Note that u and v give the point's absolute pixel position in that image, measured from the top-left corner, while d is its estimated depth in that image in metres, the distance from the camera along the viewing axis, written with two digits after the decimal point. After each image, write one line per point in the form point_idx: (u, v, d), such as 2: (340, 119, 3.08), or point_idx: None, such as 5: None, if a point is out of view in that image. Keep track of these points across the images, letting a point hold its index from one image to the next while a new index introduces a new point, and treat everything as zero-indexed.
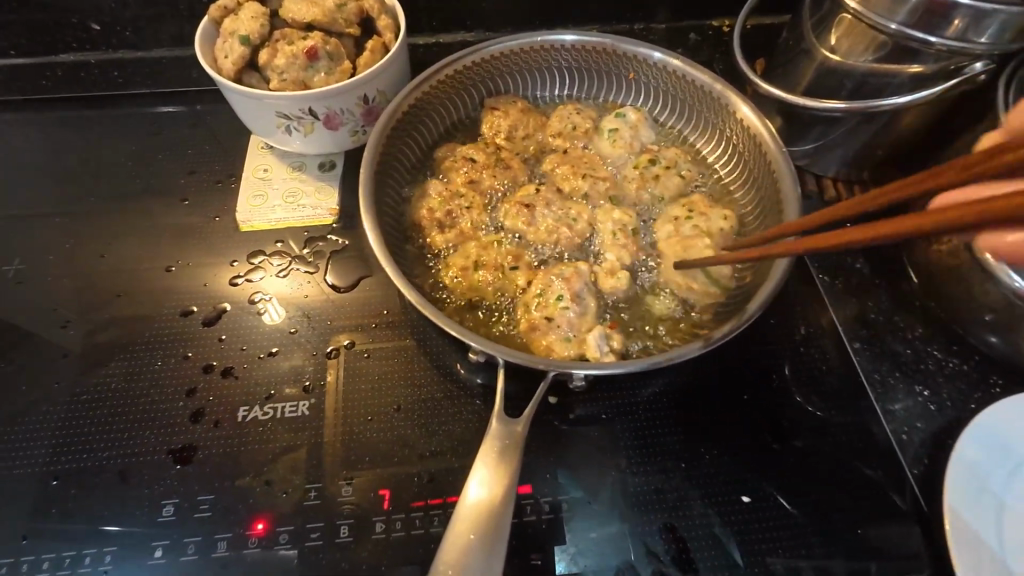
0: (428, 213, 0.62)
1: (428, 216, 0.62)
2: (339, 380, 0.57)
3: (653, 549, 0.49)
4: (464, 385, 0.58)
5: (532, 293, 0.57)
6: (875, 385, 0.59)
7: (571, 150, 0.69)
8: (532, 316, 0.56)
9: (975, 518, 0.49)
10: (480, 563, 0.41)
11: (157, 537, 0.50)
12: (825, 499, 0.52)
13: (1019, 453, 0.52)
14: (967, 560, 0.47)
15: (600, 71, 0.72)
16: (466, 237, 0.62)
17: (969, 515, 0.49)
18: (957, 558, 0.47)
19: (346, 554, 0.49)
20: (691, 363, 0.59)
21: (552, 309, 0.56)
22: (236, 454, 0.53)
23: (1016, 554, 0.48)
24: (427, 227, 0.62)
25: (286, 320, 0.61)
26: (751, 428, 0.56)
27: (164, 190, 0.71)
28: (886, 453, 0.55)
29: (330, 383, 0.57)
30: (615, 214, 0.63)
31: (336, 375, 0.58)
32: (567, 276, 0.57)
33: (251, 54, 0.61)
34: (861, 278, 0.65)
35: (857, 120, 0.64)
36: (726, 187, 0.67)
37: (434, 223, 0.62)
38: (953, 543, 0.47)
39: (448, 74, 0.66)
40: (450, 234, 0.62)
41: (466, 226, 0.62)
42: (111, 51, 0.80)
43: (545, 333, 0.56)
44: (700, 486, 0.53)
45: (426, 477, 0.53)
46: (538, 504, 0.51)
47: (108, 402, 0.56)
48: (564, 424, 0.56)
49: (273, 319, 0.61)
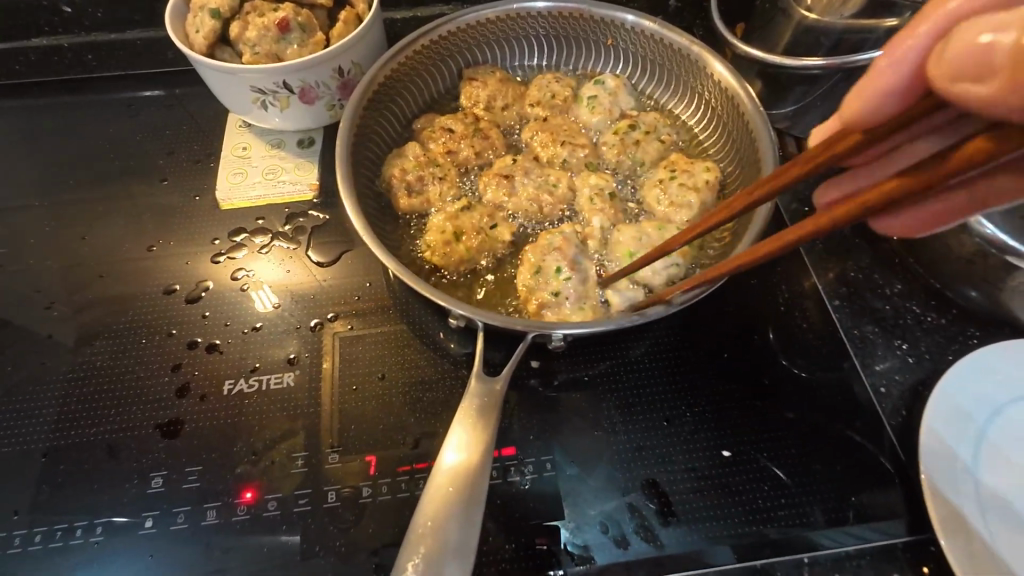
0: (399, 173, 0.62)
1: (399, 176, 0.62)
2: (331, 366, 0.57)
3: (636, 504, 0.50)
4: (450, 353, 0.59)
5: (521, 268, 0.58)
6: (856, 342, 0.59)
7: (551, 118, 0.68)
8: (524, 289, 0.57)
9: (951, 463, 0.49)
10: (458, 515, 0.42)
11: (147, 508, 0.50)
12: (804, 452, 0.53)
13: (995, 403, 0.53)
14: (943, 506, 0.47)
15: (577, 37, 0.71)
16: (432, 206, 0.62)
17: (944, 460, 0.49)
18: (931, 501, 0.48)
19: (334, 518, 0.50)
20: (672, 326, 0.60)
21: (544, 284, 0.56)
22: (223, 426, 0.54)
23: (992, 498, 0.48)
24: (396, 186, 0.62)
25: (274, 307, 0.61)
26: (731, 387, 0.56)
27: (143, 171, 0.71)
28: (865, 405, 0.56)
29: (326, 371, 0.57)
30: (593, 179, 0.63)
31: (329, 362, 0.57)
32: (560, 246, 0.57)
33: (222, 28, 0.60)
34: (842, 239, 0.66)
35: (837, 79, 0.64)
36: (706, 151, 0.67)
37: (403, 184, 0.62)
38: (927, 487, 0.48)
39: (424, 44, 0.65)
40: (418, 200, 0.62)
41: (434, 193, 0.62)
42: (84, 33, 0.78)
43: (538, 304, 0.56)
44: (681, 442, 0.53)
45: (412, 442, 0.53)
46: (522, 464, 0.52)
47: (94, 379, 0.57)
48: (549, 388, 0.56)
49: (266, 309, 0.60)
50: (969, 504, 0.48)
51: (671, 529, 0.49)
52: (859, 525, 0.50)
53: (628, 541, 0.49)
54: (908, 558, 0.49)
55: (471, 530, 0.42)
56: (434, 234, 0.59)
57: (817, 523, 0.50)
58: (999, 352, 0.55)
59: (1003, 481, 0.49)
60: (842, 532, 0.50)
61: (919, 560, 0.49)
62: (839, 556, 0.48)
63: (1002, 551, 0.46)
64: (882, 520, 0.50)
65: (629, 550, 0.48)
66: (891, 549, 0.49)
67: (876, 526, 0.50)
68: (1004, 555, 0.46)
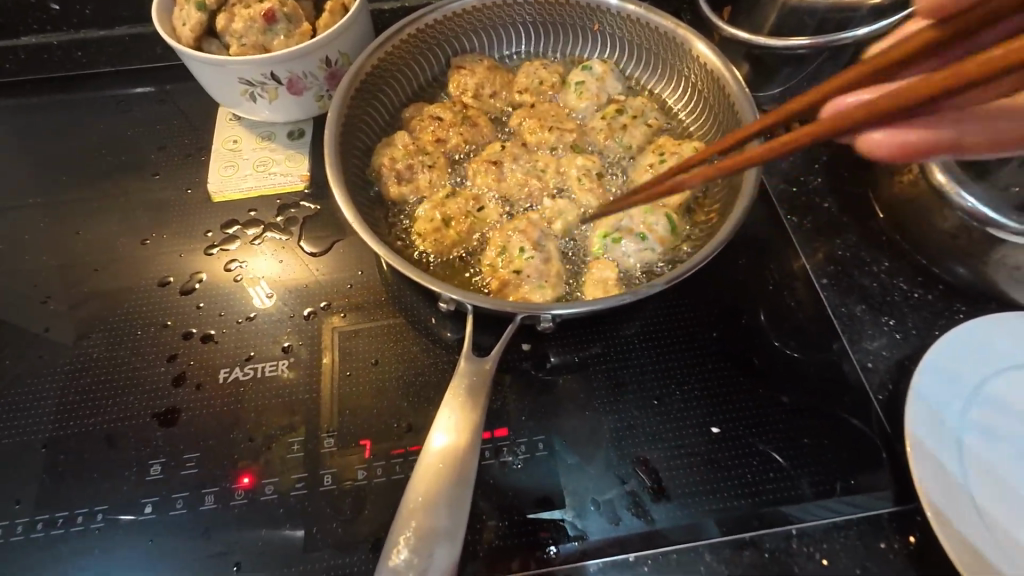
0: (388, 162, 0.62)
1: (388, 165, 0.62)
2: (329, 359, 0.58)
3: (627, 480, 0.51)
4: (442, 338, 0.59)
5: (492, 252, 0.58)
6: (843, 319, 0.60)
7: (538, 105, 0.69)
8: (501, 273, 0.57)
9: (937, 436, 0.50)
10: (449, 492, 0.43)
11: (146, 494, 0.51)
12: (791, 427, 0.54)
13: (976, 380, 0.53)
14: (932, 488, 0.47)
15: (564, 24, 0.71)
16: (422, 193, 0.62)
17: (930, 433, 0.50)
18: (916, 473, 0.48)
19: (330, 500, 0.51)
20: (661, 307, 0.60)
21: (518, 262, 0.56)
22: (220, 414, 0.55)
23: (977, 470, 0.49)
24: (385, 175, 0.62)
25: (272, 302, 0.61)
26: (719, 364, 0.57)
27: (135, 166, 0.71)
28: (853, 380, 0.57)
29: (323, 364, 0.57)
30: (581, 161, 0.64)
31: (328, 356, 0.58)
32: (524, 229, 0.58)
33: (209, 20, 0.61)
34: (830, 218, 0.67)
35: (822, 59, 0.64)
36: (692, 134, 0.68)
37: (393, 173, 0.62)
38: (913, 460, 0.49)
39: (411, 33, 0.66)
40: (408, 188, 0.62)
41: (424, 181, 0.63)
42: (74, 31, 0.78)
43: (517, 287, 0.56)
44: (670, 420, 0.54)
45: (406, 425, 0.54)
46: (515, 445, 0.53)
47: (92, 370, 0.57)
48: (541, 371, 0.57)
49: (262, 305, 0.61)
50: (955, 484, 0.48)
51: (662, 505, 0.50)
52: (846, 496, 0.51)
53: (619, 518, 0.50)
54: (895, 527, 0.49)
55: (461, 508, 0.43)
56: (423, 222, 0.59)
57: (804, 495, 0.51)
58: (977, 329, 0.55)
59: (987, 453, 0.50)
60: (829, 503, 0.50)
61: (905, 530, 0.49)
62: (828, 527, 0.49)
63: (991, 529, 0.47)
64: (869, 490, 0.51)
65: (620, 525, 0.49)
66: (878, 519, 0.50)
67: (864, 497, 0.51)
68: (993, 532, 0.46)
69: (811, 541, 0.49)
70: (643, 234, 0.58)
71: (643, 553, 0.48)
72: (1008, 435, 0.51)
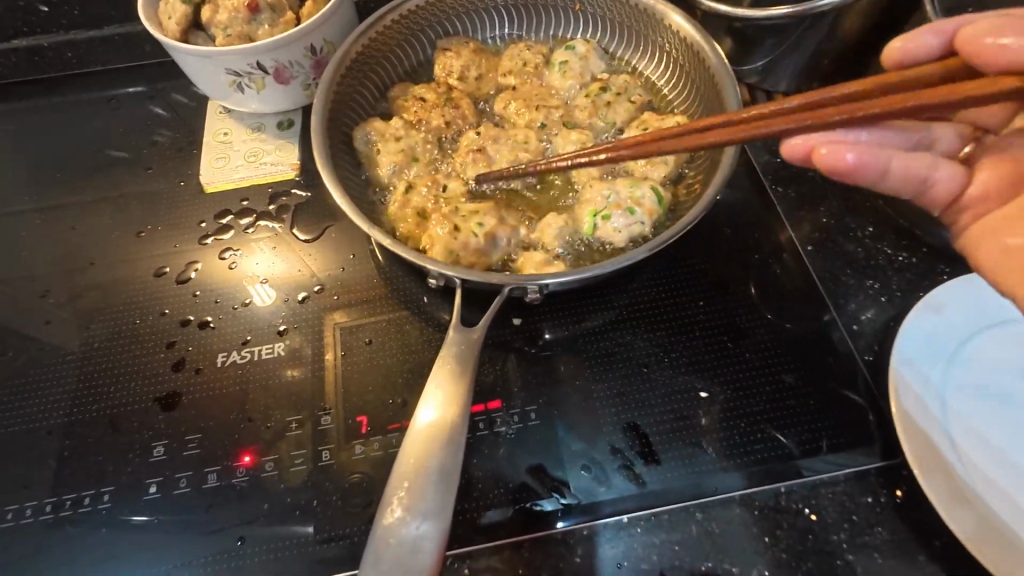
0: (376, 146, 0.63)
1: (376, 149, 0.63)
2: (332, 358, 0.58)
3: (617, 445, 0.53)
4: (431, 314, 0.61)
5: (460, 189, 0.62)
6: (828, 285, 0.61)
7: (522, 86, 0.70)
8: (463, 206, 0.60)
9: (921, 412, 0.50)
10: (439, 455, 0.44)
11: (150, 475, 0.53)
12: (778, 390, 0.55)
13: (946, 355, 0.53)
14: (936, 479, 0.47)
15: (545, 5, 0.72)
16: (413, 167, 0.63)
17: (914, 412, 0.50)
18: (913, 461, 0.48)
19: (329, 475, 0.52)
20: (647, 279, 0.61)
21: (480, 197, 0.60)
22: (220, 396, 0.56)
23: (967, 442, 0.49)
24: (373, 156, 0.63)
25: (274, 300, 0.62)
26: (706, 331, 0.58)
27: (128, 160, 0.72)
28: (839, 345, 0.57)
29: (327, 363, 0.58)
30: (575, 136, 0.65)
31: (331, 353, 0.58)
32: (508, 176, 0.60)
33: (194, 13, 0.62)
34: (814, 186, 0.68)
35: (801, 30, 0.65)
36: (673, 107, 0.69)
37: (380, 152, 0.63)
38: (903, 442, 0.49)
39: (395, 19, 0.67)
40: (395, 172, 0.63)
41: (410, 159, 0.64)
42: (62, 32, 0.78)
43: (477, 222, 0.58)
44: (660, 385, 0.55)
45: (401, 401, 0.56)
46: (508, 415, 0.54)
47: (93, 359, 0.59)
48: (534, 346, 0.58)
49: (264, 301, 0.62)
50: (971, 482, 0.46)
51: (653, 468, 0.51)
52: (832, 454, 0.52)
53: (610, 481, 0.51)
54: (881, 482, 0.51)
55: (452, 474, 0.44)
56: (405, 224, 0.60)
57: (792, 453, 0.52)
58: (928, 305, 0.55)
59: (975, 426, 0.50)
60: (816, 461, 0.51)
61: (893, 484, 0.50)
62: (815, 483, 0.50)
63: (1008, 502, 0.46)
64: (855, 447, 0.52)
65: (611, 488, 0.51)
66: (864, 475, 0.51)
67: (848, 455, 0.52)
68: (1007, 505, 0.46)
69: (799, 498, 0.50)
70: (631, 208, 0.59)
71: (636, 514, 0.49)
72: (995, 404, 0.51)
